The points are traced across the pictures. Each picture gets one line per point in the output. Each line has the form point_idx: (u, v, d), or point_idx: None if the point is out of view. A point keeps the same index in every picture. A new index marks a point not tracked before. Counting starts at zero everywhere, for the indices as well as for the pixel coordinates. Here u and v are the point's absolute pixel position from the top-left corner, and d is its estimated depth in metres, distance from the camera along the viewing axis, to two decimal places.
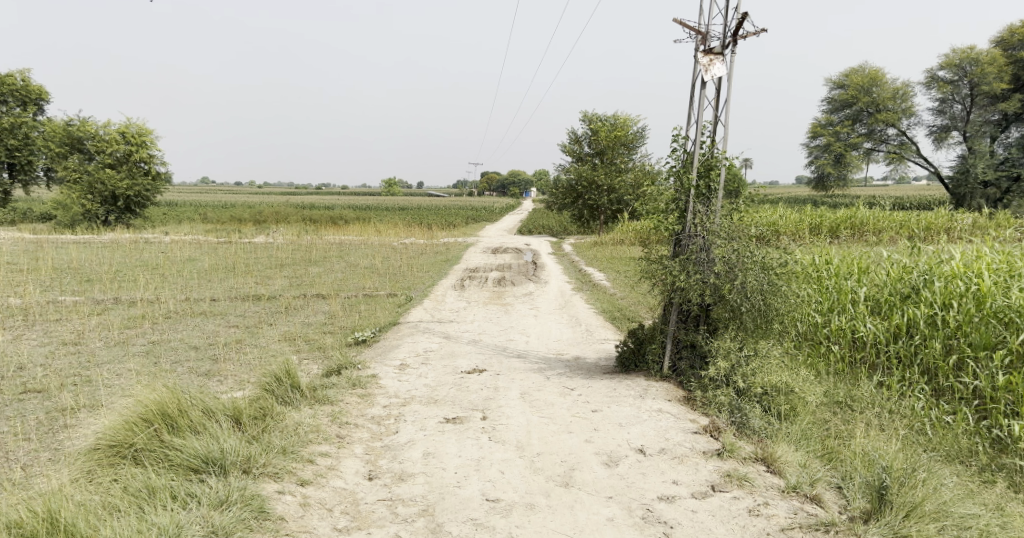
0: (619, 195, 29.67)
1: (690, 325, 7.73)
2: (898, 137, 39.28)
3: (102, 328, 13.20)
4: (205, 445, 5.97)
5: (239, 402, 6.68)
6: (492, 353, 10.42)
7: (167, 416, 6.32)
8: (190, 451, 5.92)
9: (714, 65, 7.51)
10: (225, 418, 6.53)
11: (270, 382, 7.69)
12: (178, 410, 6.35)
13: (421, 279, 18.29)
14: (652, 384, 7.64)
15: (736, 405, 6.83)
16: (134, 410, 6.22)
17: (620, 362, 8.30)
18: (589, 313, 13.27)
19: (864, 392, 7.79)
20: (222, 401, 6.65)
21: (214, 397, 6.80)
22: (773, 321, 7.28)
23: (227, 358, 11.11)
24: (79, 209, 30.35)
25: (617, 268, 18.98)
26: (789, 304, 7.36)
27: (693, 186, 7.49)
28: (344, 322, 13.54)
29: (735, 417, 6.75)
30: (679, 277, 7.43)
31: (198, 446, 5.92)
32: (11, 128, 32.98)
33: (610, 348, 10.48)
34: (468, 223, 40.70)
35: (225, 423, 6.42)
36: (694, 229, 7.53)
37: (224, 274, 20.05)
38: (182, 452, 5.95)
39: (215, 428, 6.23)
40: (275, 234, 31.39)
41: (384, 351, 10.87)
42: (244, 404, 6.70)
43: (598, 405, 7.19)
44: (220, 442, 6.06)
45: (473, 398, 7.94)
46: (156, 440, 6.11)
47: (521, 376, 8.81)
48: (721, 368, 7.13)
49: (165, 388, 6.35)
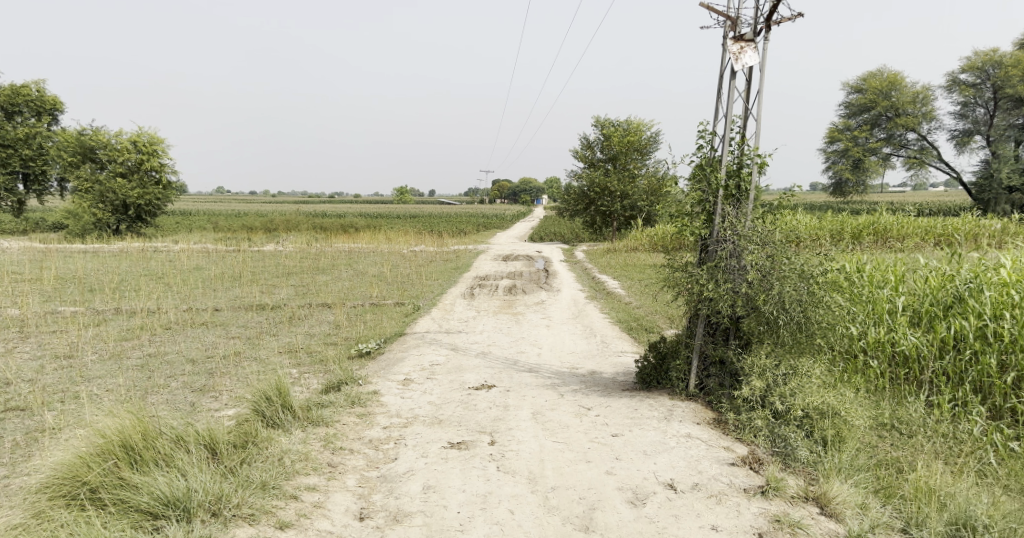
0: (632, 201, 28.98)
1: (719, 339, 7.04)
2: (918, 141, 38.38)
3: (97, 340, 12.66)
4: (167, 484, 5.37)
5: (217, 429, 6.09)
6: (502, 367, 9.76)
7: (131, 447, 5.76)
8: (149, 492, 5.33)
9: (745, 53, 6.81)
10: (200, 447, 5.94)
11: (259, 401, 7.07)
12: (143, 442, 5.78)
13: (429, 288, 17.71)
14: (677, 405, 6.95)
15: (778, 433, 6.13)
16: (94, 442, 5.67)
17: (641, 378, 7.63)
18: (604, 324, 12.59)
19: (912, 411, 7.05)
20: (197, 428, 6.07)
21: (189, 422, 6.22)
22: (813, 336, 6.58)
23: (223, 373, 10.54)
24: (90, 218, 30.01)
25: (632, 276, 18.33)
26: (831, 316, 6.65)
27: (722, 187, 6.79)
28: (348, 332, 12.95)
29: (778, 446, 6.05)
30: (707, 287, 6.75)
31: (159, 486, 5.32)
32: (26, 139, 32.79)
33: (627, 362, 9.80)
34: (479, 230, 40.15)
35: (199, 454, 5.84)
36: (723, 233, 6.83)
37: (230, 283, 19.56)
38: (142, 492, 5.37)
39: (182, 462, 5.64)
40: (285, 242, 30.96)
41: (388, 364, 10.25)
42: (221, 431, 6.11)
43: (619, 429, 6.52)
44: (186, 479, 5.46)
45: (480, 418, 7.30)
46: (117, 477, 5.55)
47: (533, 394, 8.16)
48: (755, 388, 6.43)
49: (128, 417, 5.79)
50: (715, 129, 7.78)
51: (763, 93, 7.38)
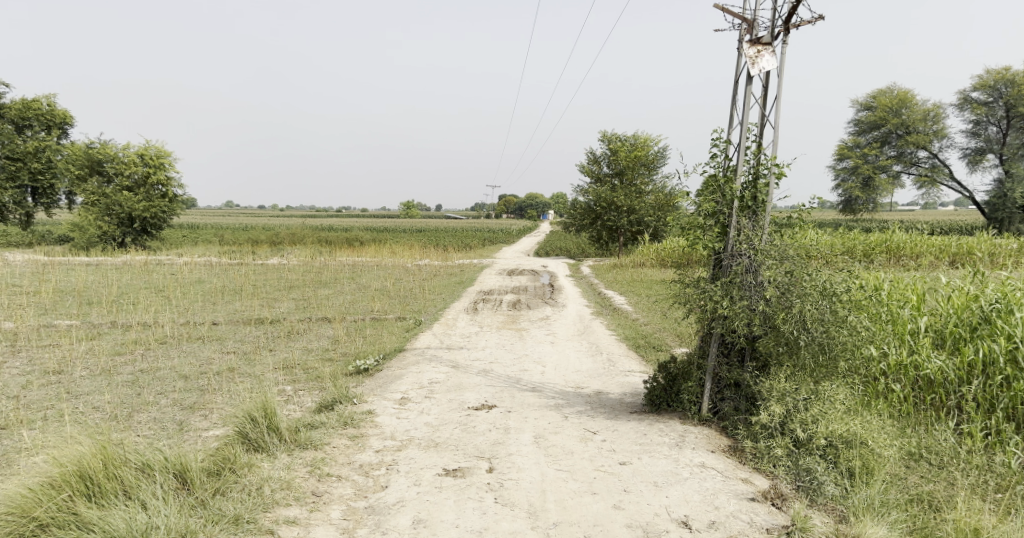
0: (639, 216, 28.60)
1: (734, 360, 6.60)
2: (929, 159, 37.91)
3: (89, 355, 12.29)
4: (127, 521, 5.13)
5: (188, 457, 5.78)
6: (503, 386, 9.31)
7: (90, 478, 5.50)
8: (108, 530, 5.09)
9: (762, 58, 6.38)
10: (169, 477, 5.66)
11: (243, 422, 6.68)
12: (104, 474, 5.53)
13: (432, 302, 17.32)
14: (689, 430, 6.50)
15: (802, 465, 5.69)
16: (52, 472, 5.43)
17: (649, 400, 7.20)
18: (610, 341, 12.14)
19: (942, 441, 6.58)
20: (166, 456, 5.78)
21: (157, 447, 5.95)
22: (838, 359, 6.14)
23: (215, 390, 10.13)
24: (95, 231, 29.84)
25: (639, 292, 17.90)
26: (855, 337, 6.22)
27: (738, 197, 6.37)
28: (347, 347, 12.54)
29: (802, 480, 5.61)
30: (722, 305, 6.33)
31: (118, 523, 5.09)
32: (35, 152, 32.73)
33: (635, 382, 9.36)
34: (485, 245, 39.78)
35: (166, 485, 5.56)
36: (738, 247, 6.42)
37: (230, 297, 19.20)
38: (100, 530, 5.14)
39: (146, 495, 5.40)
40: (289, 256, 30.65)
41: (385, 382, 9.83)
42: (193, 457, 5.83)
43: (627, 456, 6.09)
44: (149, 515, 5.23)
45: (479, 442, 6.87)
46: (71, 512, 5.31)
47: (536, 415, 7.72)
48: (774, 415, 6.00)
49: (89, 445, 5.52)
50: (730, 136, 7.37)
51: (781, 98, 6.97)
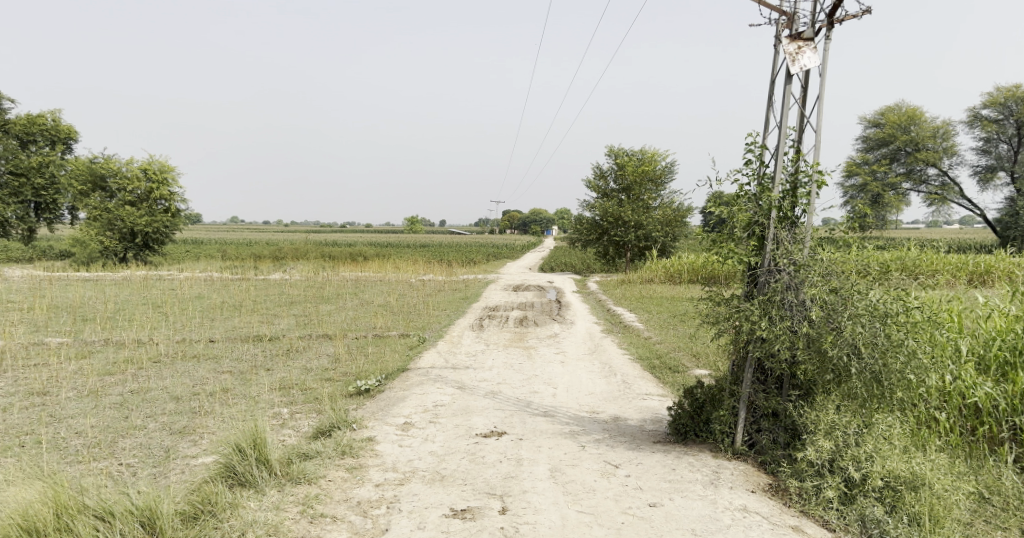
0: (647, 231, 28.06)
1: (771, 387, 6.02)
2: (939, 176, 37.31)
3: (78, 374, 11.69)
4: None
5: (156, 503, 5.33)
6: (513, 410, 8.69)
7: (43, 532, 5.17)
8: None
9: (803, 54, 5.91)
10: (133, 526, 5.26)
11: (230, 454, 6.09)
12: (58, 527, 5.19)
13: (436, 319, 16.73)
14: (723, 466, 5.87)
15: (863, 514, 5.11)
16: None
17: (675, 429, 6.61)
18: (624, 361, 11.52)
19: (1008, 481, 5.97)
20: (133, 502, 5.35)
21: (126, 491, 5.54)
22: (893, 388, 5.55)
23: (207, 413, 9.53)
24: (97, 245, 29.35)
25: (649, 309, 17.31)
26: (913, 363, 5.63)
27: (776, 206, 5.80)
28: (348, 367, 11.91)
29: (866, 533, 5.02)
30: (760, 326, 5.74)
31: None
32: (39, 167, 32.38)
33: (654, 406, 8.74)
34: (489, 261, 39.26)
35: None
36: (776, 262, 5.85)
37: (229, 313, 18.64)
38: None
39: None
40: (291, 271, 30.11)
41: (387, 404, 9.22)
42: (164, 502, 5.38)
43: (657, 496, 5.48)
44: None
45: (490, 475, 6.25)
46: None
47: (551, 444, 7.11)
48: (822, 450, 5.42)
49: (39, 496, 5.17)
50: (765, 141, 6.84)
51: (822, 98, 6.45)
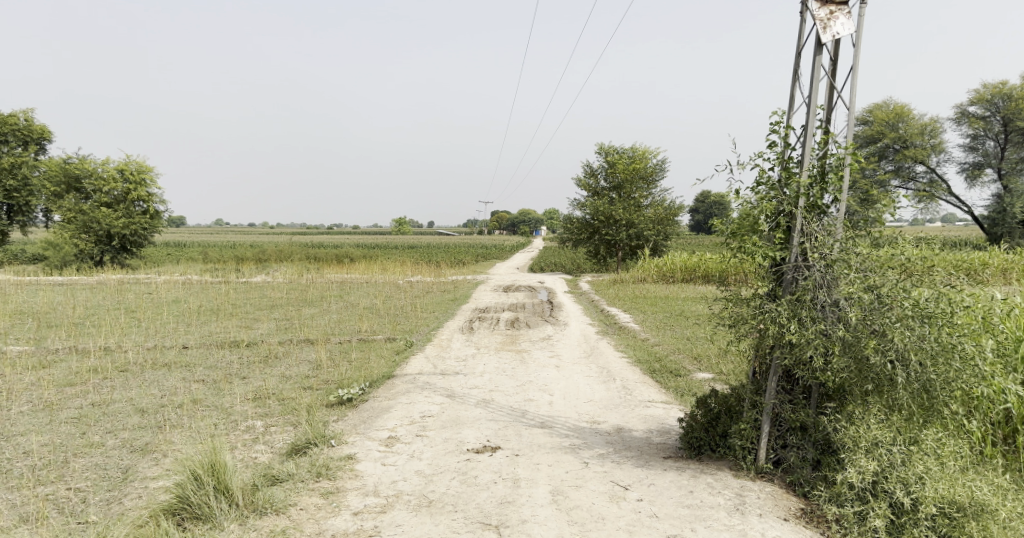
0: (638, 230, 27.43)
1: (798, 397, 5.56)
2: (927, 174, 37.02)
3: (35, 387, 10.84)
4: None
5: None
6: (507, 421, 7.97)
7: None
8: None
9: (837, 20, 5.51)
10: None
11: (183, 485, 5.44)
12: None
13: (424, 321, 15.98)
14: (746, 488, 5.46)
15: None
16: None
17: (688, 443, 6.10)
18: (623, 364, 10.86)
19: None
20: None
21: None
22: (944, 400, 5.06)
23: (173, 427, 8.75)
24: (72, 249, 28.32)
25: (643, 309, 16.70)
26: (967, 369, 5.09)
27: (804, 193, 5.33)
28: (330, 374, 11.16)
29: None
30: (789, 330, 5.26)
31: None
32: (11, 169, 31.18)
33: (660, 415, 8.10)
34: (477, 261, 38.47)
35: None
36: (806, 259, 5.36)
37: (206, 317, 17.77)
38: None
39: None
40: (275, 273, 29.20)
41: (372, 415, 8.51)
42: None
43: (676, 527, 5.03)
44: None
45: (483, 500, 5.61)
46: None
47: (551, 460, 6.44)
48: (865, 472, 5.02)
49: None
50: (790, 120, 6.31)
51: (856, 70, 5.97)
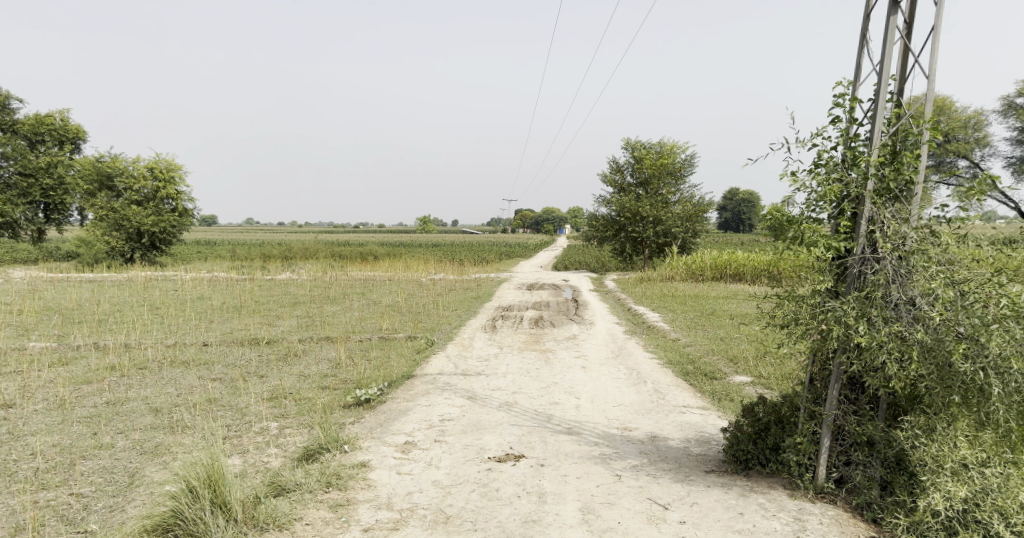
0: (666, 227, 26.67)
1: (865, 407, 5.03)
2: (970, 169, 35.49)
3: (51, 384, 10.54)
4: None
5: None
6: (532, 426, 7.45)
7: None
8: None
9: None
10: None
11: (178, 499, 5.04)
12: None
13: (447, 320, 15.51)
14: (805, 512, 4.94)
15: None
16: None
17: (733, 456, 5.59)
18: (654, 366, 10.26)
19: None
20: None
21: None
22: None
23: (185, 428, 8.37)
24: (103, 246, 28.46)
25: (673, 308, 16.01)
26: None
27: (874, 174, 4.81)
28: (348, 373, 10.70)
29: None
30: (857, 331, 4.76)
31: None
32: (47, 167, 31.39)
33: (698, 421, 7.50)
34: (502, 260, 37.94)
35: None
36: (877, 252, 4.84)
37: (229, 315, 17.50)
38: None
39: None
40: (300, 271, 28.96)
41: (390, 417, 8.04)
42: None
43: None
44: None
45: (507, 517, 5.11)
46: None
47: (580, 471, 5.89)
48: (953, 497, 4.51)
49: None
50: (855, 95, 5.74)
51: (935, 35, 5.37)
